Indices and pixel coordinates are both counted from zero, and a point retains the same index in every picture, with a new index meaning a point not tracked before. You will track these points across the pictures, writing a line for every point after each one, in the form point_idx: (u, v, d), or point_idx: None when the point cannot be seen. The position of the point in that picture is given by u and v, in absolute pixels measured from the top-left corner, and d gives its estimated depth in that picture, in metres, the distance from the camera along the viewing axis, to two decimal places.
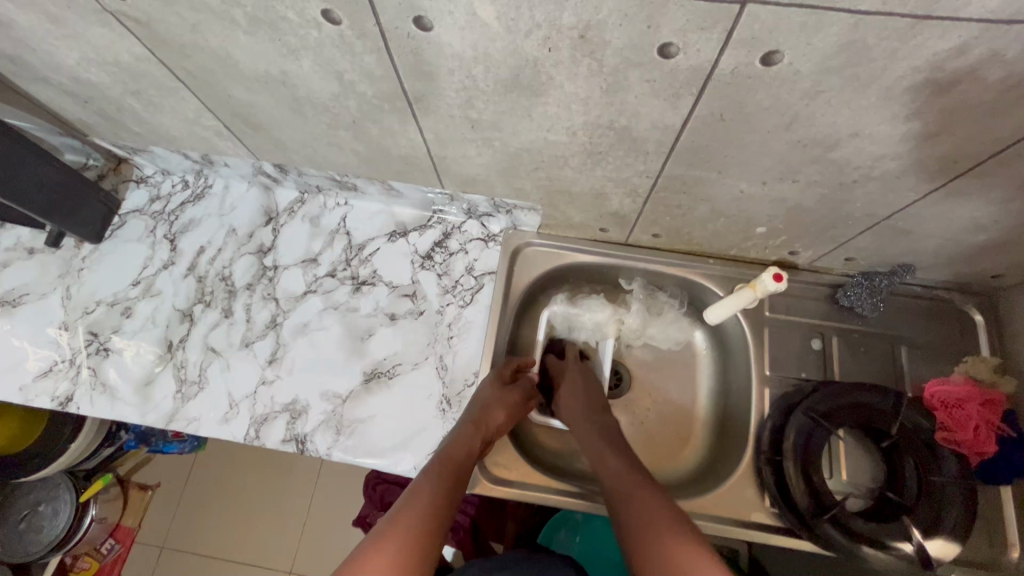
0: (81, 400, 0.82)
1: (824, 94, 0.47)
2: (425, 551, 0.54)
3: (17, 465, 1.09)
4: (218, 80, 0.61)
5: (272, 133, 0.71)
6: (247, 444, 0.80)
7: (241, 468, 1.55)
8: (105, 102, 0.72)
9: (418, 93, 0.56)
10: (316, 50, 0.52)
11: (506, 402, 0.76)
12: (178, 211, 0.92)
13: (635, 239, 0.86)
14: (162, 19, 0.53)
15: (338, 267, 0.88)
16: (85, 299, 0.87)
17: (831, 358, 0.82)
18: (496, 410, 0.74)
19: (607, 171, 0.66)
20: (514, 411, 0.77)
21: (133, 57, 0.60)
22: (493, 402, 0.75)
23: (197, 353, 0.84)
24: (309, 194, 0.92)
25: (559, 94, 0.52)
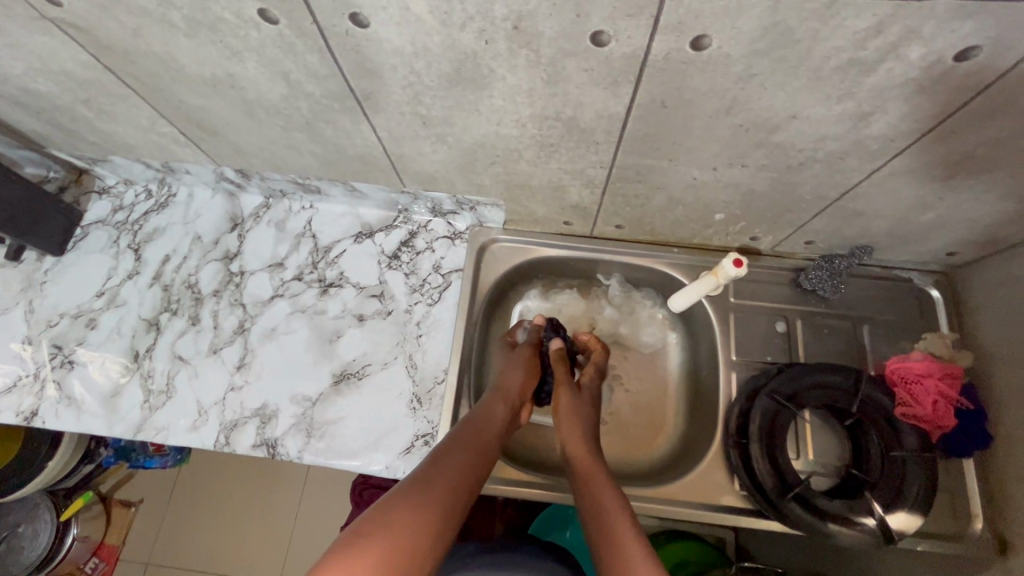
0: (46, 414, 0.81)
1: (757, 77, 0.48)
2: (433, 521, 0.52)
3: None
4: (167, 86, 0.61)
5: (228, 136, 0.71)
6: (217, 451, 0.79)
7: (226, 480, 1.54)
8: (59, 112, 0.72)
9: (365, 92, 0.57)
10: (259, 51, 0.52)
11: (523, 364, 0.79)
12: (142, 221, 0.92)
13: (599, 231, 0.87)
14: (101, 24, 0.53)
15: (304, 270, 0.88)
16: (48, 312, 0.86)
17: (795, 341, 0.83)
18: (515, 371, 0.77)
19: (561, 164, 0.67)
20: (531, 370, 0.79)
21: (79, 64, 0.60)
22: (511, 367, 0.78)
23: (164, 362, 0.83)
24: (273, 198, 0.91)
25: (503, 87, 0.53)
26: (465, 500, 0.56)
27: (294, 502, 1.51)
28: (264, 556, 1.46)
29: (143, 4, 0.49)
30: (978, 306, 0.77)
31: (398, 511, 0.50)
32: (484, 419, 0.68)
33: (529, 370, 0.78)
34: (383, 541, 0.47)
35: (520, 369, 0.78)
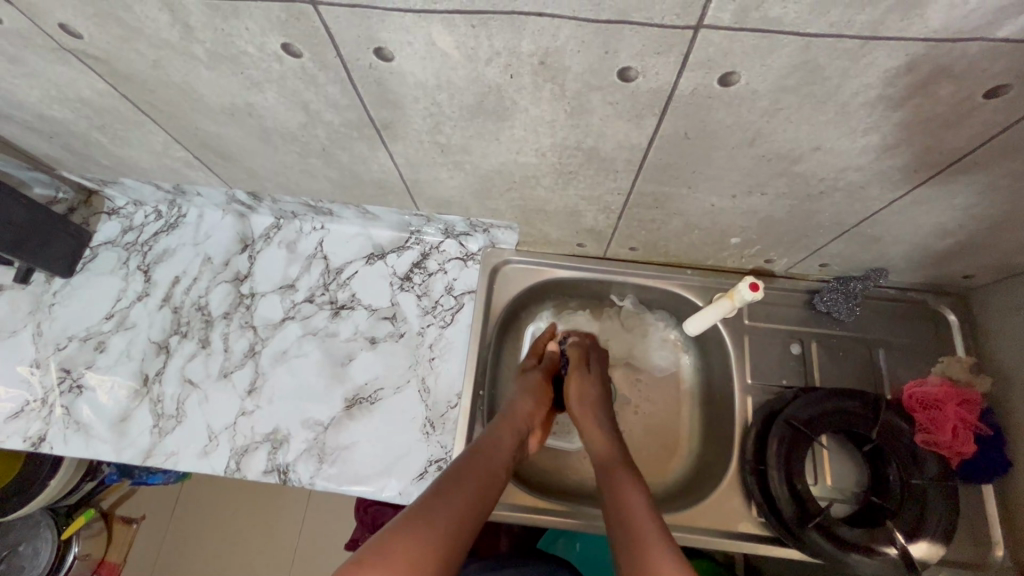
0: (54, 439, 0.80)
1: (783, 111, 0.47)
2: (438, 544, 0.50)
3: None
4: (184, 114, 0.61)
5: (243, 161, 0.71)
6: (228, 477, 0.78)
7: (228, 497, 1.53)
8: (71, 137, 0.71)
9: (384, 121, 0.56)
10: (280, 82, 0.52)
11: (532, 391, 0.80)
12: (152, 241, 0.91)
13: (613, 253, 0.86)
14: (121, 55, 0.52)
15: (316, 291, 0.87)
16: (57, 335, 0.85)
17: (811, 364, 0.82)
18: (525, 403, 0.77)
19: (579, 190, 0.66)
20: (541, 394, 0.80)
21: (97, 93, 0.59)
22: (521, 393, 0.79)
23: (174, 386, 0.82)
24: (284, 219, 0.91)
25: (524, 118, 0.53)
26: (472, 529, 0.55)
27: (296, 520, 1.50)
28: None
29: (164, 36, 0.48)
30: (994, 330, 0.77)
31: (406, 534, 0.50)
32: (490, 446, 0.68)
33: (537, 397, 0.79)
34: (396, 569, 0.46)
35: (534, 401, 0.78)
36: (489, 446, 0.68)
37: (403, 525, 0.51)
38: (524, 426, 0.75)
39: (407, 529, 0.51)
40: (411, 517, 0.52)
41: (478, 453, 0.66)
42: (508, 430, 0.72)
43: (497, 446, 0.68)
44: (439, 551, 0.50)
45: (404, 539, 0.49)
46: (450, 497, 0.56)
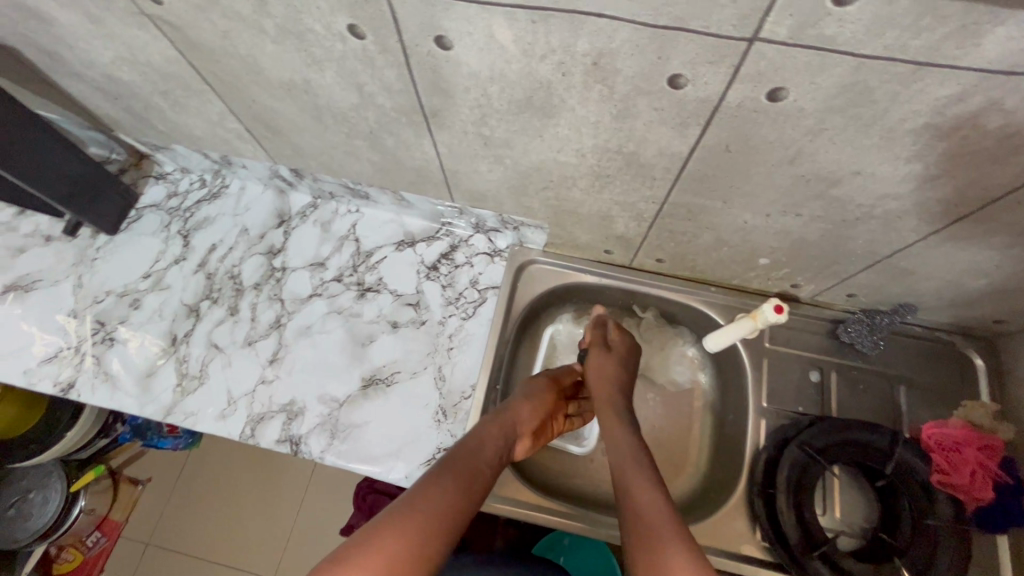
0: (82, 387, 0.83)
1: (828, 131, 0.48)
2: (436, 526, 0.56)
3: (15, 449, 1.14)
4: (244, 85, 0.63)
5: (292, 138, 0.73)
6: (242, 442, 0.80)
7: (233, 468, 1.63)
8: (134, 100, 0.74)
9: (434, 109, 0.58)
10: (339, 62, 0.54)
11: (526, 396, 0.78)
12: (194, 209, 0.94)
13: (639, 262, 0.87)
14: (194, 24, 0.55)
15: (345, 272, 0.89)
16: (95, 289, 0.89)
17: (829, 393, 0.81)
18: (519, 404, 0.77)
19: (614, 195, 0.68)
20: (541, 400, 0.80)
21: (165, 58, 0.62)
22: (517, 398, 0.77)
23: (200, 348, 0.85)
24: (321, 200, 0.93)
25: (571, 117, 0.54)
26: (469, 515, 0.61)
27: (297, 498, 1.58)
28: (261, 547, 1.54)
29: (239, 9, 0.51)
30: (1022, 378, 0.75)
31: (408, 514, 0.56)
32: (485, 438, 0.70)
33: (536, 402, 0.79)
34: (396, 541, 0.53)
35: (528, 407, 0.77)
36: (483, 442, 0.69)
37: (406, 506, 0.57)
38: (515, 430, 0.74)
39: (409, 508, 0.57)
40: (411, 500, 0.58)
41: (467, 449, 0.67)
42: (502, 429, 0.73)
43: (487, 442, 0.70)
44: (436, 530, 0.56)
45: (405, 516, 0.56)
46: (428, 499, 0.59)
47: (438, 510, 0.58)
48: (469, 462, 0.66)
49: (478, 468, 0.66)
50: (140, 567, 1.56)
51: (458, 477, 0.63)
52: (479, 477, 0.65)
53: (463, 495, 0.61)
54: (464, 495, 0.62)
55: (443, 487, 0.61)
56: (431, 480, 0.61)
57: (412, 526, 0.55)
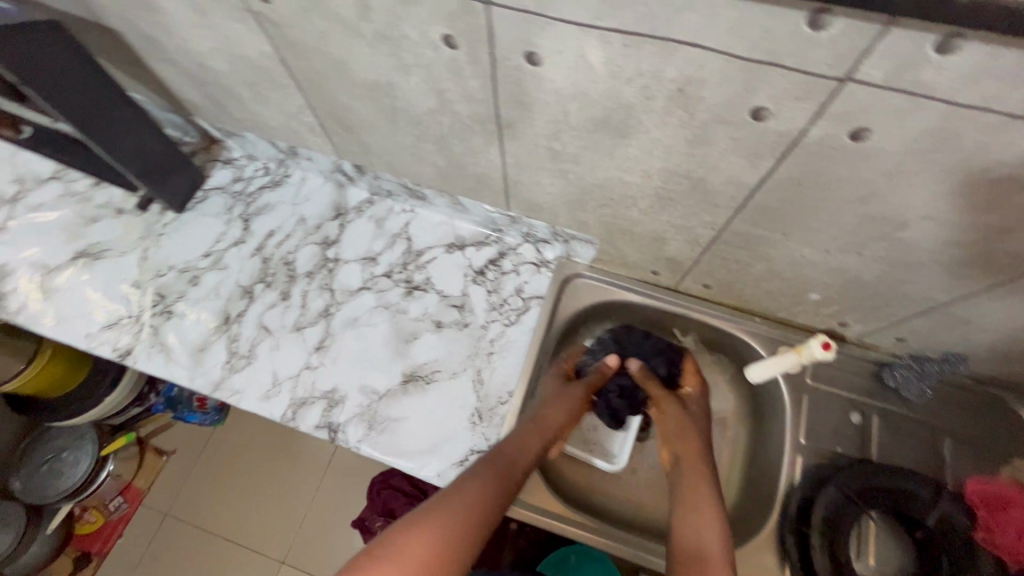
0: (139, 355, 0.87)
1: (905, 174, 0.48)
2: (472, 518, 0.61)
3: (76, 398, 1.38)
4: (328, 83, 0.66)
5: (363, 136, 0.76)
6: (282, 424, 0.83)
7: (254, 448, 1.67)
8: (219, 88, 0.78)
9: (509, 120, 0.60)
10: (427, 69, 0.57)
11: (562, 401, 0.81)
12: (256, 194, 0.98)
13: (684, 286, 0.87)
14: (295, 24, 0.58)
15: (394, 269, 0.92)
16: (159, 263, 0.93)
17: (869, 436, 0.80)
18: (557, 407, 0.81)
19: (673, 217, 0.69)
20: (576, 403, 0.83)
21: (259, 52, 0.66)
22: (549, 402, 0.80)
23: (250, 329, 0.88)
24: (378, 197, 0.96)
25: (645, 139, 0.55)
26: (503, 508, 0.65)
27: (314, 483, 1.62)
28: (275, 528, 1.58)
29: (341, 13, 0.53)
30: None
31: (445, 505, 0.61)
32: (520, 439, 0.73)
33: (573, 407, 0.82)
34: (436, 531, 0.58)
35: (564, 407, 0.81)
36: (517, 446, 0.72)
37: (441, 498, 0.62)
38: (553, 433, 0.78)
39: (445, 499, 0.61)
40: (447, 492, 0.63)
41: (501, 454, 0.70)
42: (539, 430, 0.76)
43: (521, 448, 0.72)
44: (471, 522, 0.60)
45: (442, 508, 0.60)
46: (461, 491, 0.63)
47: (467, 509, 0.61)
48: (501, 465, 0.69)
49: (509, 472, 0.69)
50: (155, 537, 1.59)
51: (490, 479, 0.66)
52: (512, 474, 0.69)
53: (493, 498, 0.64)
54: (497, 489, 0.65)
55: (477, 481, 0.65)
56: (462, 480, 0.65)
57: (449, 518, 0.59)
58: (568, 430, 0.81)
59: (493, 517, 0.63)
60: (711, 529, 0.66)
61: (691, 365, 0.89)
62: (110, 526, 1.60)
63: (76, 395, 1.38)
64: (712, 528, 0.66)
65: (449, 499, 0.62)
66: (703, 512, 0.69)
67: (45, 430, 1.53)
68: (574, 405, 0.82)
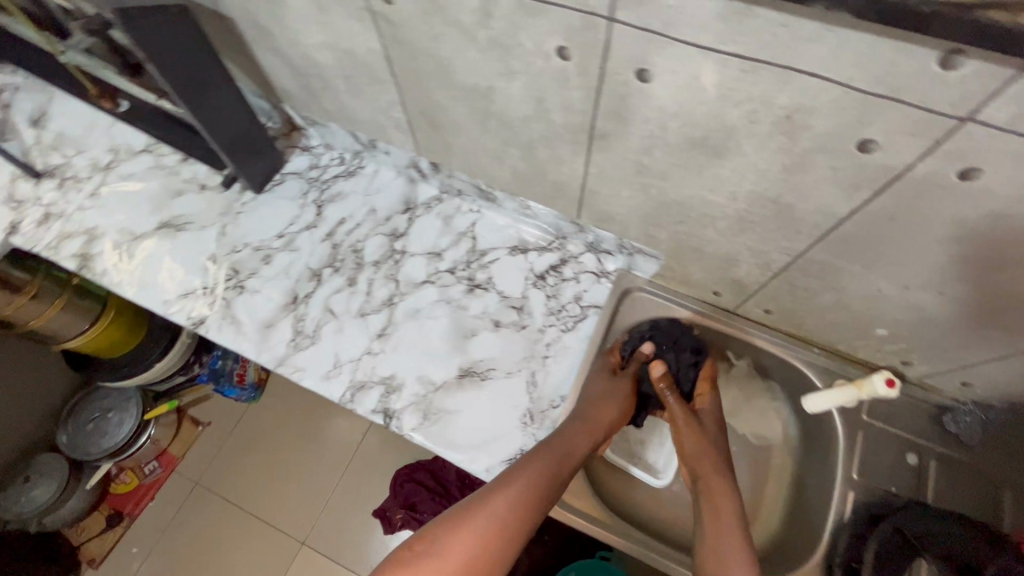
0: (210, 325, 0.91)
1: (1008, 219, 0.48)
2: (525, 505, 0.65)
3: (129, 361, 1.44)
4: (428, 83, 0.70)
5: (449, 135, 0.79)
6: (340, 405, 0.86)
7: (286, 427, 1.71)
8: (316, 79, 0.82)
9: (604, 132, 0.62)
10: (533, 77, 0.59)
11: (614, 396, 0.81)
12: (331, 182, 1.02)
13: (744, 309, 0.88)
14: (411, 26, 0.61)
15: (458, 265, 0.94)
16: (235, 240, 0.97)
17: (926, 479, 0.78)
18: (601, 411, 0.79)
19: (749, 240, 0.70)
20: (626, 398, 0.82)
21: (367, 49, 0.69)
22: (603, 397, 0.81)
23: (316, 311, 0.91)
24: (447, 195, 0.99)
25: (739, 161, 0.57)
26: (554, 496, 0.68)
27: (340, 468, 1.66)
28: (300, 509, 1.62)
29: (461, 19, 0.56)
30: None
31: (500, 492, 0.65)
32: (573, 432, 0.75)
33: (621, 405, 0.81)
34: (490, 514, 0.63)
35: (609, 406, 0.80)
36: (558, 450, 0.73)
37: (497, 484, 0.67)
38: (605, 429, 0.78)
39: (501, 485, 0.66)
40: (502, 478, 0.68)
41: (540, 460, 0.71)
42: (591, 423, 0.77)
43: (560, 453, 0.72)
44: (523, 507, 0.65)
45: (497, 493, 0.65)
46: (516, 479, 0.67)
47: (502, 521, 0.63)
48: (540, 473, 0.69)
49: (549, 478, 0.69)
50: (185, 504, 1.64)
51: (527, 486, 0.67)
52: (564, 463, 0.72)
53: (540, 491, 0.67)
54: (548, 478, 0.69)
55: (529, 469, 0.69)
56: (498, 487, 0.66)
57: (502, 503, 0.64)
58: (619, 425, 0.81)
59: (528, 527, 0.64)
60: (736, 540, 0.67)
61: (707, 374, 0.85)
62: (142, 489, 1.65)
63: (129, 358, 1.44)
64: (735, 542, 0.67)
65: (503, 486, 0.66)
66: (725, 526, 0.68)
67: (95, 389, 1.59)
68: (625, 400, 0.82)
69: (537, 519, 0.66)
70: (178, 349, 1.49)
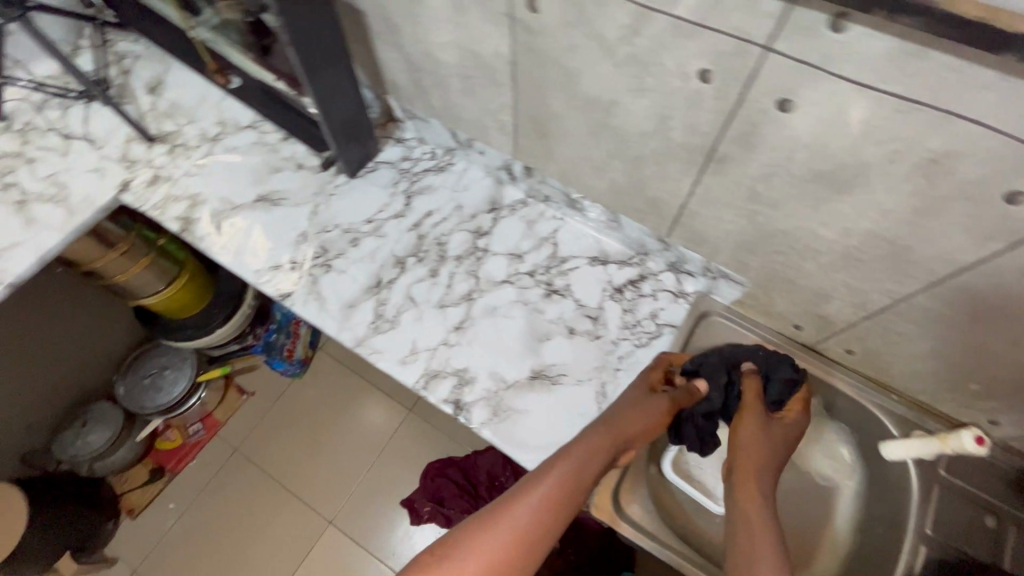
0: (297, 298, 0.95)
1: None
2: (548, 513, 0.60)
3: (192, 322, 1.49)
4: (549, 91, 0.72)
5: (553, 142, 0.82)
6: (413, 391, 0.88)
7: (326, 406, 1.75)
8: (431, 76, 0.86)
9: (724, 155, 0.64)
10: (665, 95, 0.61)
11: (645, 402, 0.76)
12: (420, 175, 1.05)
13: (824, 346, 0.87)
14: (549, 35, 0.63)
15: (538, 269, 0.96)
16: (326, 220, 1.01)
17: (1004, 544, 0.75)
18: (633, 413, 0.74)
19: (850, 278, 0.69)
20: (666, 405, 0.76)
21: (495, 53, 0.72)
22: (632, 403, 0.75)
23: (398, 297, 0.94)
24: (532, 200, 1.01)
25: (864, 199, 0.57)
26: (578, 503, 0.63)
27: (375, 453, 1.69)
28: (333, 488, 1.65)
29: (606, 34, 0.58)
30: None
31: (522, 501, 0.60)
32: (598, 437, 0.69)
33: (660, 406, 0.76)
34: (510, 525, 0.58)
35: (641, 412, 0.74)
36: (582, 451, 0.67)
37: (518, 493, 0.62)
38: (630, 436, 0.72)
39: (524, 493, 0.61)
40: (524, 485, 0.63)
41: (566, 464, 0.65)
42: (616, 426, 0.71)
43: (588, 455, 0.66)
44: (545, 518, 0.59)
45: (519, 501, 0.60)
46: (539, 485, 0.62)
47: (525, 526, 0.58)
48: (566, 477, 0.64)
49: (576, 481, 0.64)
50: (223, 469, 1.69)
51: (553, 491, 0.62)
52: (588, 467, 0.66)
53: (564, 496, 0.62)
54: (572, 485, 0.64)
55: (551, 476, 0.64)
56: (522, 492, 0.62)
57: (524, 512, 0.59)
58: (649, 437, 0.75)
59: (553, 534, 0.59)
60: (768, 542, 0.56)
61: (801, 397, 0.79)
62: (184, 448, 1.71)
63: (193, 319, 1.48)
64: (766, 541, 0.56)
65: (525, 495, 0.61)
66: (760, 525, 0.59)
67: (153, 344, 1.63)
68: (659, 407, 0.76)
69: (562, 524, 0.61)
70: (237, 319, 1.52)
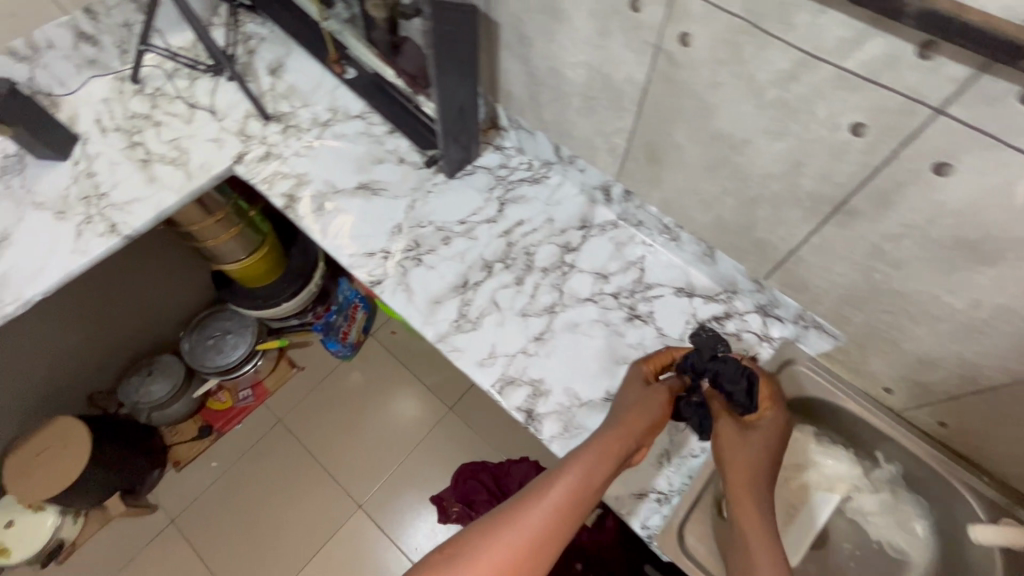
0: (386, 287, 0.98)
1: None
2: (556, 518, 0.59)
3: (264, 292, 1.55)
4: (677, 121, 0.73)
5: (665, 170, 0.82)
6: (488, 394, 0.89)
7: (371, 392, 1.79)
8: (551, 91, 0.88)
9: (854, 209, 0.63)
10: (806, 142, 0.61)
11: (648, 402, 0.75)
12: (515, 184, 1.07)
13: (913, 414, 0.84)
14: (695, 69, 0.65)
15: (622, 292, 0.97)
16: (422, 216, 1.04)
17: None
18: (636, 412, 0.73)
19: (965, 350, 0.67)
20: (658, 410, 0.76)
21: (628, 78, 0.74)
22: (638, 402, 0.75)
23: (482, 300, 0.96)
24: (623, 223, 1.02)
25: (1007, 272, 0.56)
26: (587, 507, 0.62)
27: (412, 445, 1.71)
28: (367, 472, 1.68)
29: (758, 75, 0.59)
30: None
31: (530, 506, 0.60)
32: (607, 440, 0.68)
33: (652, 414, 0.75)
34: (517, 531, 0.58)
35: (643, 412, 0.74)
36: (591, 456, 0.66)
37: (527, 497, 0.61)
38: (637, 437, 0.71)
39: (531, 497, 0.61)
40: (532, 490, 0.62)
41: (581, 465, 0.65)
42: (624, 429, 0.70)
43: (598, 460, 0.65)
44: (552, 523, 0.59)
45: (525, 505, 0.60)
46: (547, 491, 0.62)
47: (535, 534, 0.58)
48: (577, 483, 0.63)
49: (588, 484, 0.63)
50: (265, 437, 1.74)
51: (566, 493, 0.61)
52: (597, 471, 0.65)
53: (573, 502, 0.61)
54: (581, 489, 0.63)
55: (558, 481, 0.63)
56: (531, 498, 0.61)
57: (531, 519, 0.59)
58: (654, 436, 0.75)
59: (562, 541, 0.59)
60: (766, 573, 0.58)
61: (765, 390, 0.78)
62: (234, 410, 1.75)
63: (265, 290, 1.55)
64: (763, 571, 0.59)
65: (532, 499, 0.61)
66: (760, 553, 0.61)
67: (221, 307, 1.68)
68: (657, 407, 0.75)
69: (575, 527, 0.60)
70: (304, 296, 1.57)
